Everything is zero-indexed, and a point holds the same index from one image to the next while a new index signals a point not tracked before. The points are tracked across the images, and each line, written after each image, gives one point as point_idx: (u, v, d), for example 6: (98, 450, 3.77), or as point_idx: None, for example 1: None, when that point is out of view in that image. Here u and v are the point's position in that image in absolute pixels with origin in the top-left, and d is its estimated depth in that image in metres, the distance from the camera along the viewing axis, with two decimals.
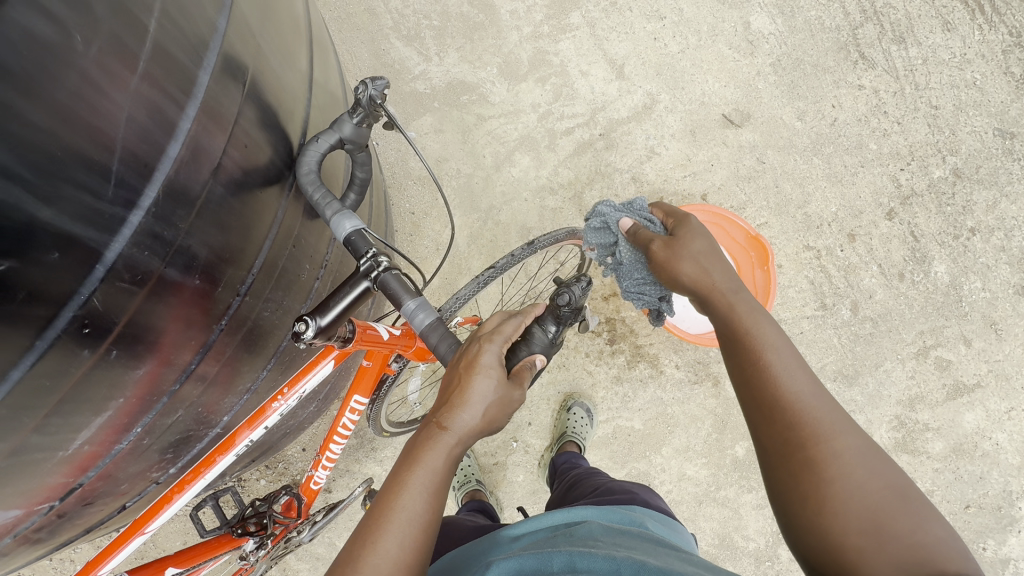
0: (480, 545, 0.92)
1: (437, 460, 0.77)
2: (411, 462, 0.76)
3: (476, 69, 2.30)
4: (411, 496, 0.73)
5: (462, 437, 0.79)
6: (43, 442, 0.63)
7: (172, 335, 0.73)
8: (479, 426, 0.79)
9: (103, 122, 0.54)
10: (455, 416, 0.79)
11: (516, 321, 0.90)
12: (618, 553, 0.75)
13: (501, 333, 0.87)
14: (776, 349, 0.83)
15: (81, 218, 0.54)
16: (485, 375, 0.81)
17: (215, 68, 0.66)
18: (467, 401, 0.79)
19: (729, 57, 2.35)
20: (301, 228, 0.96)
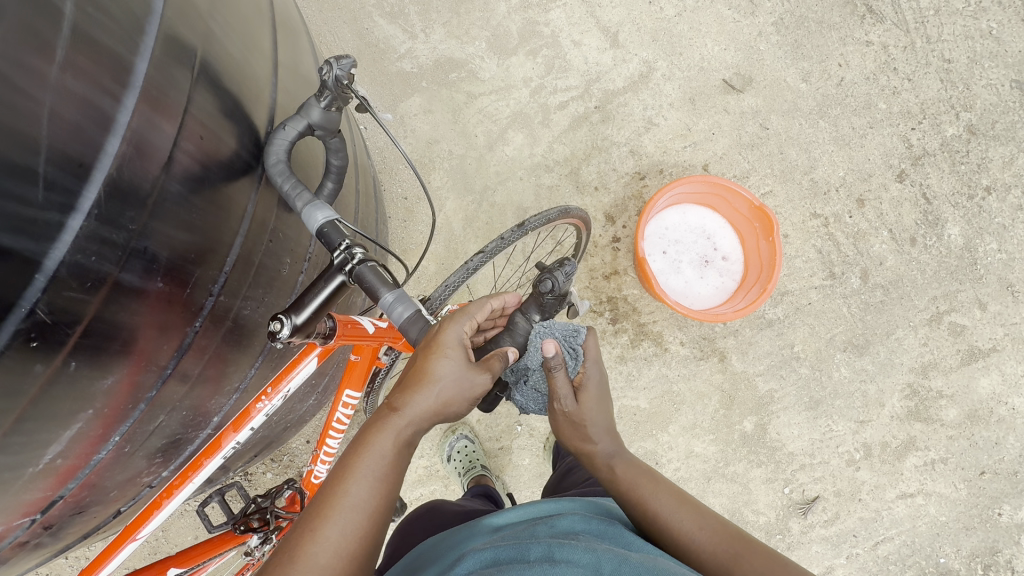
0: (453, 538, 0.86)
1: (388, 444, 0.76)
2: (361, 446, 0.75)
3: (464, 44, 2.22)
4: (358, 482, 0.72)
5: (413, 420, 0.78)
6: (10, 460, 0.61)
7: (144, 343, 0.70)
8: (433, 409, 0.78)
9: (23, 120, 0.50)
10: (409, 399, 0.78)
11: (486, 302, 0.88)
12: (597, 546, 0.71)
13: (467, 312, 0.84)
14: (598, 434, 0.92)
15: (9, 227, 0.50)
16: (446, 356, 0.79)
17: (156, 56, 0.62)
18: (420, 383, 0.78)
19: (728, 18, 2.24)
20: (277, 221, 0.91)
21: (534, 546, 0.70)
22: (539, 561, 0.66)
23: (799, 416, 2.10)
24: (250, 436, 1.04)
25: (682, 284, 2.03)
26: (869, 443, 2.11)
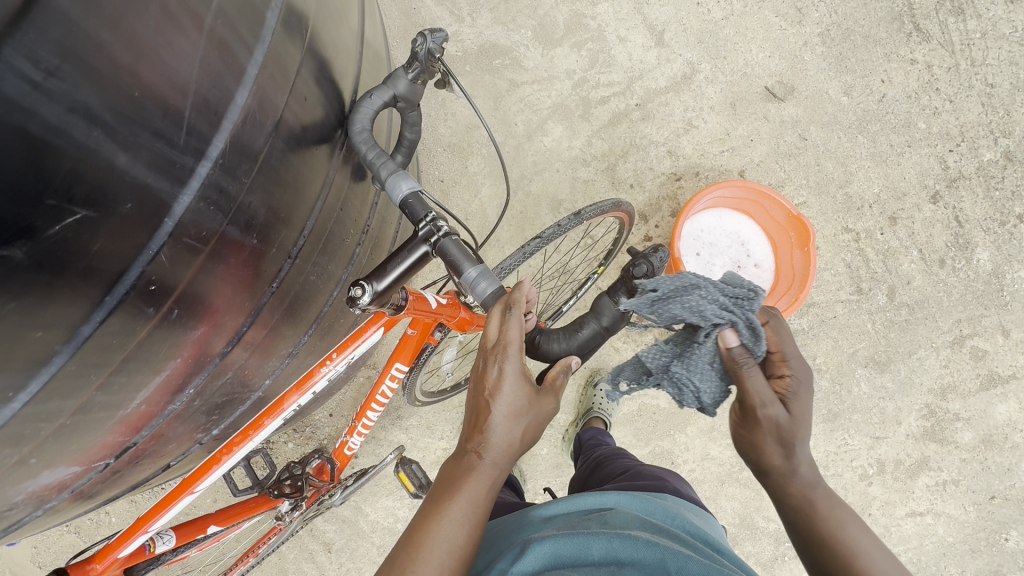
0: (508, 524, 0.87)
1: (475, 486, 0.75)
2: (447, 491, 0.74)
3: (510, 32, 2.21)
4: (448, 525, 0.71)
5: (498, 459, 0.77)
6: (105, 400, 0.63)
7: (229, 297, 0.70)
8: (512, 447, 0.79)
9: (178, 62, 0.51)
10: (490, 441, 0.77)
11: (516, 319, 0.80)
12: (657, 539, 0.72)
13: (515, 341, 0.80)
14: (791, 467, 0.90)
15: (153, 168, 0.51)
16: (511, 392, 0.78)
17: (281, 14, 0.62)
18: (498, 424, 0.78)
19: (775, 25, 2.23)
20: (349, 190, 0.92)
21: (597, 540, 0.70)
22: (604, 562, 0.67)
23: (815, 427, 2.12)
24: (304, 401, 1.05)
25: None
26: (883, 460, 2.13)
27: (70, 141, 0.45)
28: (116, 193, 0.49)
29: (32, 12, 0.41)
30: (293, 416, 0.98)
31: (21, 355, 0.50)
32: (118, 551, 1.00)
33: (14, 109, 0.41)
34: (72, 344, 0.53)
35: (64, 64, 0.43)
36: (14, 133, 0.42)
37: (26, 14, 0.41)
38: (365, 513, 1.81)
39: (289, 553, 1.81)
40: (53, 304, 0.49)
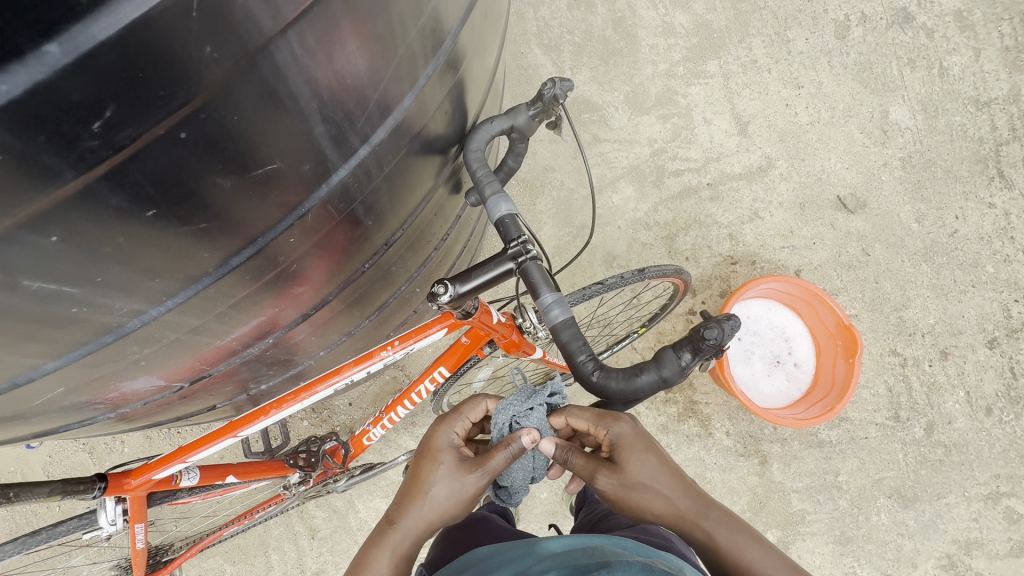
0: (510, 554, 0.85)
1: (398, 537, 0.92)
2: (378, 538, 0.93)
3: (604, 92, 2.32)
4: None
5: (420, 523, 0.92)
6: (214, 326, 0.66)
7: (333, 261, 0.77)
8: (436, 509, 0.93)
9: (387, 59, 0.53)
10: (408, 512, 0.93)
11: (473, 405, 1.02)
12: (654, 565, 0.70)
13: (456, 417, 1.01)
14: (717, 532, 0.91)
15: (335, 143, 0.54)
16: (440, 460, 0.96)
17: (463, 35, 0.69)
18: (430, 493, 0.93)
19: (858, 140, 2.29)
20: (445, 199, 1.01)
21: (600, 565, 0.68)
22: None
23: (824, 546, 2.02)
24: (358, 377, 1.11)
25: (749, 373, 2.03)
26: None
27: (306, 108, 0.47)
28: (317, 156, 0.53)
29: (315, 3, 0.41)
30: (347, 386, 1.03)
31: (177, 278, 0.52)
32: (154, 472, 1.04)
33: (265, 80, 0.42)
34: (217, 274, 0.55)
35: (326, 39, 0.45)
36: (255, 100, 0.43)
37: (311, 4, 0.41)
38: (356, 508, 1.82)
39: (275, 528, 1.82)
40: (216, 242, 0.51)
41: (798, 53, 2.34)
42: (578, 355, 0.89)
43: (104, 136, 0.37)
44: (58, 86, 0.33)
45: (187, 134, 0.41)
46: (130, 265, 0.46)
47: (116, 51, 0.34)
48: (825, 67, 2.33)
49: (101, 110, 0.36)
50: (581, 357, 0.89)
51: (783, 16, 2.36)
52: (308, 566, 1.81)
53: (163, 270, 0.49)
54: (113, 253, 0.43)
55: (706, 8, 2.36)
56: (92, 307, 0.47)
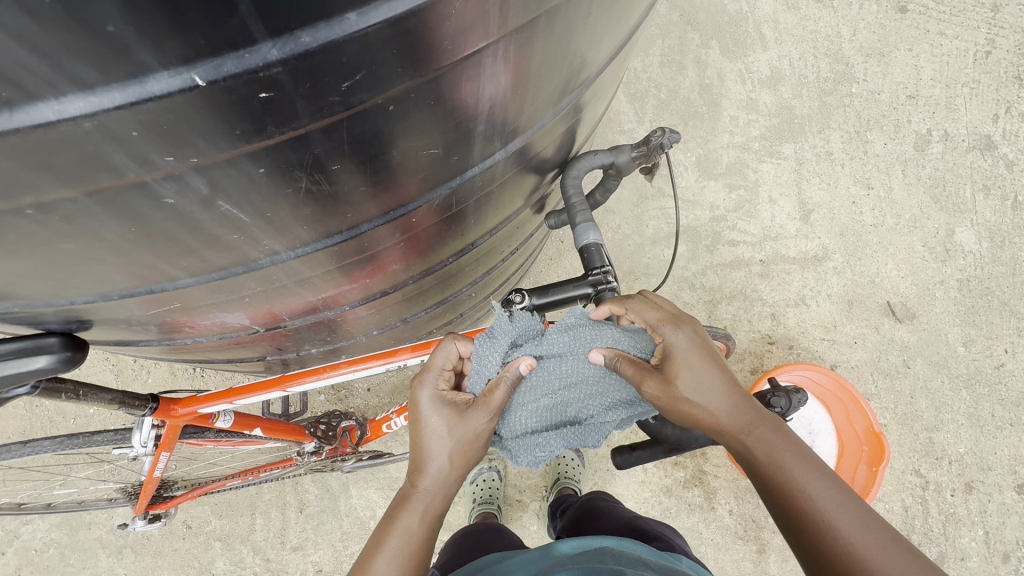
0: (519, 559, 0.83)
1: (410, 516, 0.77)
2: (388, 521, 0.77)
3: (677, 150, 2.34)
4: (385, 560, 0.74)
5: (434, 483, 0.77)
6: (316, 280, 0.69)
7: (430, 246, 0.79)
8: (447, 474, 0.77)
9: (551, 78, 0.57)
10: (419, 478, 0.77)
11: (447, 351, 0.80)
12: None
13: (431, 369, 0.79)
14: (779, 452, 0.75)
15: (485, 142, 0.58)
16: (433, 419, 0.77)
17: (600, 76, 0.75)
18: (438, 453, 0.76)
19: (918, 252, 2.27)
20: (529, 215, 1.06)
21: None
22: None
23: None
24: (407, 364, 1.19)
25: None
26: None
27: (481, 108, 0.50)
28: (465, 151, 0.56)
29: (539, 17, 0.45)
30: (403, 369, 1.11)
31: (311, 232, 0.54)
32: (199, 406, 1.09)
33: (474, 74, 0.45)
34: (347, 234, 0.58)
35: (522, 55, 0.48)
36: (460, 89, 0.45)
37: (536, 19, 0.44)
38: (348, 493, 1.80)
39: (267, 493, 1.79)
40: (356, 207, 0.54)
41: (874, 156, 2.36)
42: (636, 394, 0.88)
43: (345, 97, 0.37)
44: (341, 48, 0.33)
45: (393, 107, 0.42)
46: (294, 208, 0.48)
47: (395, 31, 0.34)
48: (898, 175, 2.34)
49: (355, 74, 0.36)
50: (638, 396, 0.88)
51: (865, 117, 2.39)
52: (289, 540, 1.77)
53: (312, 220, 0.52)
54: (290, 195, 0.45)
55: (792, 93, 2.40)
56: (247, 237, 0.50)
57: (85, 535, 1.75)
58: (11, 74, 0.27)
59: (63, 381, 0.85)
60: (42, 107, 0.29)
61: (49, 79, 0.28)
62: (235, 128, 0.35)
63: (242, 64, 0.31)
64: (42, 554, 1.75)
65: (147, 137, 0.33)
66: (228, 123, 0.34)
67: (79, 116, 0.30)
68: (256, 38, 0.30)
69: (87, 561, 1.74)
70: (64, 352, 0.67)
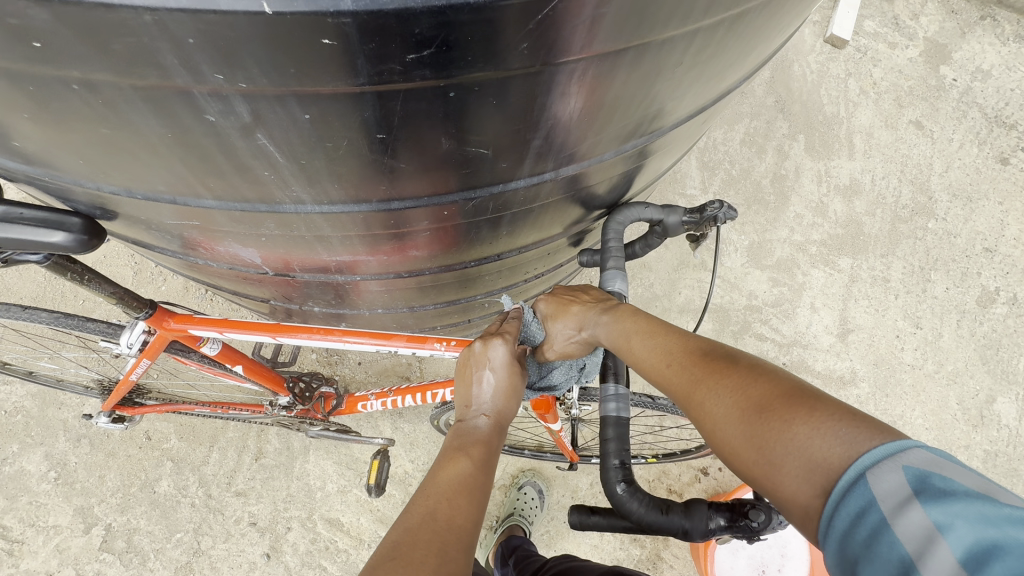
0: None
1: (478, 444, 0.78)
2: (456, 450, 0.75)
3: (733, 229, 2.28)
4: (451, 488, 0.67)
5: (498, 423, 0.83)
6: (333, 241, 0.68)
7: (455, 244, 0.78)
8: (507, 416, 0.85)
9: (623, 117, 0.56)
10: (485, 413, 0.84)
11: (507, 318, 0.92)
12: None
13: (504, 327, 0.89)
14: (633, 339, 0.78)
15: (538, 158, 0.56)
16: (500, 367, 0.85)
17: (676, 130, 0.73)
18: (503, 396, 0.85)
19: (950, 409, 2.14)
20: (563, 246, 1.04)
21: None
22: None
23: None
24: (398, 352, 1.18)
25: (728, 563, 1.74)
26: None
27: (544, 124, 0.49)
28: (516, 161, 0.55)
29: (628, 51, 0.43)
30: (392, 354, 1.09)
31: (340, 193, 0.53)
32: (191, 326, 1.10)
33: (544, 88, 0.44)
34: (376, 207, 0.57)
35: (599, 84, 0.47)
36: (525, 97, 0.44)
37: (625, 51, 0.43)
38: (306, 458, 1.78)
39: (230, 431, 1.79)
40: (390, 183, 0.53)
41: (932, 297, 2.25)
42: (611, 458, 0.79)
43: (406, 69, 0.36)
44: (416, 18, 0.32)
45: (453, 95, 0.41)
46: (330, 164, 0.47)
47: (475, 18, 0.34)
48: (951, 323, 2.22)
49: (423, 50, 0.35)
50: (613, 461, 0.79)
51: (934, 255, 2.29)
52: (235, 483, 1.76)
53: (346, 181, 0.51)
54: (329, 149, 0.44)
55: (866, 209, 2.33)
56: (277, 178, 0.49)
57: (53, 413, 1.79)
58: None
59: (73, 261, 0.86)
60: None
61: None
62: (291, 66, 0.34)
63: (313, 4, 0.30)
64: (8, 417, 1.78)
65: (202, 48, 0.32)
66: (283, 59, 0.33)
67: (141, 7, 0.30)
68: None
69: (45, 439, 1.77)
70: (81, 236, 0.68)
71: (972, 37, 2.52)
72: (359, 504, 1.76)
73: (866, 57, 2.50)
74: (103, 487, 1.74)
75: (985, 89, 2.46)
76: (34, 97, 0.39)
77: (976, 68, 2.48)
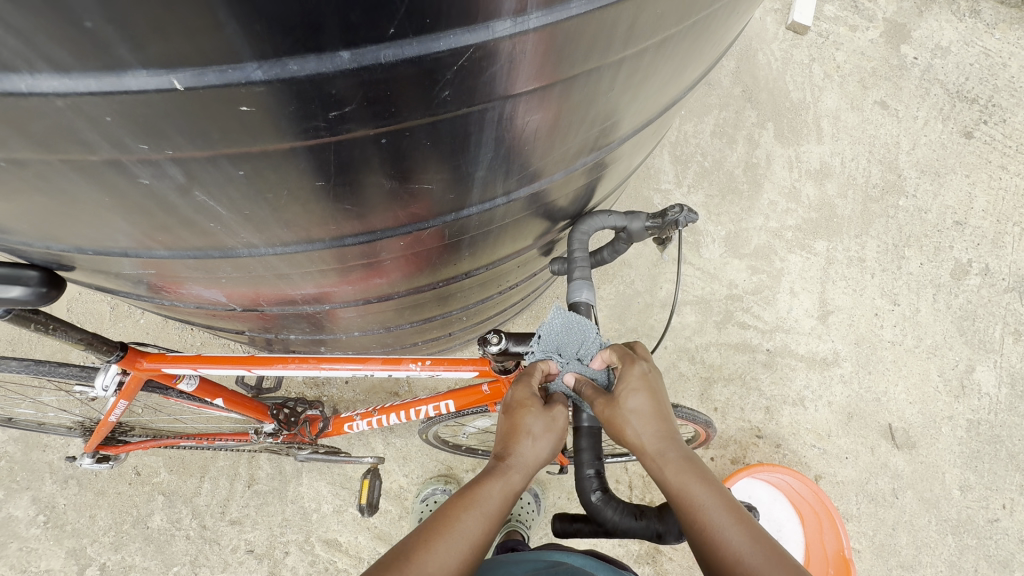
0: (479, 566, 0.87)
1: (497, 489, 0.67)
2: (471, 486, 0.67)
3: (709, 220, 2.30)
4: (450, 547, 0.60)
5: (523, 471, 0.70)
6: (294, 277, 0.68)
7: (418, 268, 0.78)
8: (540, 463, 0.72)
9: (565, 141, 0.57)
10: (517, 446, 0.72)
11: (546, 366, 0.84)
12: None
13: (531, 374, 0.81)
14: (699, 496, 0.63)
15: (484, 186, 0.57)
16: (532, 410, 0.74)
17: (628, 142, 0.73)
18: (534, 436, 0.73)
19: (932, 381, 2.18)
20: (532, 258, 1.05)
21: None
22: None
23: None
24: (377, 374, 1.18)
25: None
26: None
27: (483, 156, 0.50)
28: (464, 191, 0.56)
29: (556, 85, 0.44)
30: (370, 377, 1.09)
31: (289, 236, 0.54)
32: (165, 364, 1.10)
33: (476, 126, 0.45)
34: (329, 245, 0.58)
35: (534, 115, 0.47)
36: (458, 135, 0.45)
37: (552, 86, 0.44)
38: (299, 481, 1.78)
39: (221, 460, 1.79)
40: (337, 223, 0.53)
41: (907, 273, 2.29)
42: (586, 467, 0.81)
43: (331, 124, 0.37)
44: (330, 81, 0.33)
45: (386, 141, 0.41)
46: (275, 211, 0.48)
47: (391, 74, 0.34)
48: (927, 298, 2.27)
49: (345, 106, 0.36)
50: (589, 470, 0.81)
51: (906, 232, 2.34)
52: (229, 512, 1.75)
53: (294, 224, 0.52)
54: (270, 200, 0.45)
55: (837, 191, 2.37)
56: (223, 227, 0.50)
57: (38, 456, 1.76)
58: None
59: (36, 312, 0.85)
60: (14, 77, 0.29)
61: (25, 56, 0.28)
62: (214, 132, 0.35)
63: (224, 77, 0.31)
64: None
65: (121, 123, 0.33)
66: (204, 127, 0.34)
67: (51, 93, 0.30)
68: (242, 58, 0.30)
69: (31, 483, 1.75)
70: (39, 288, 0.67)
71: (930, 16, 2.57)
72: (356, 523, 1.76)
73: (828, 41, 2.54)
74: (94, 526, 1.72)
75: (946, 66, 2.51)
76: None
77: (935, 45, 2.53)
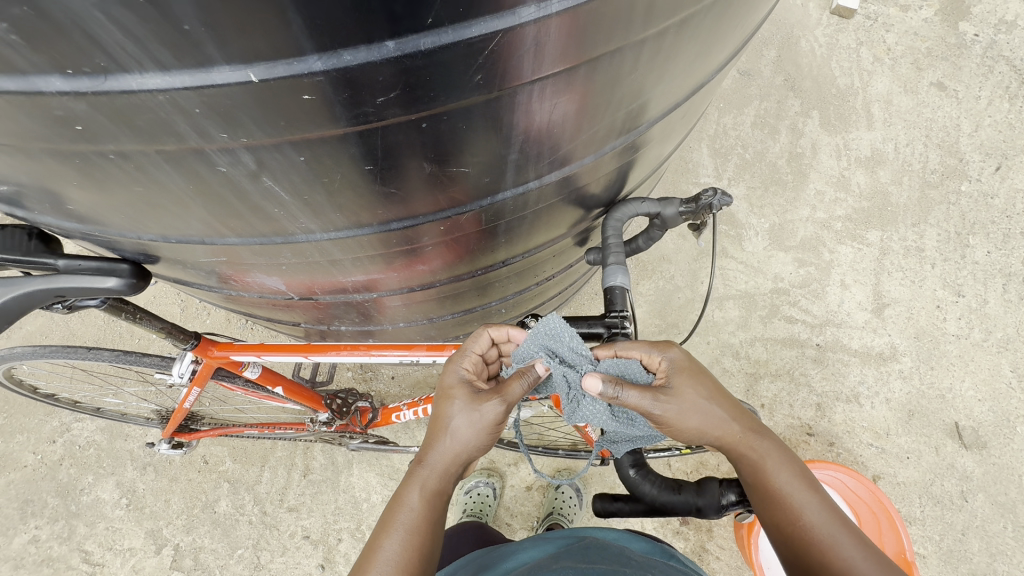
0: (513, 546, 0.90)
1: (416, 495, 0.74)
2: (394, 504, 0.75)
3: (752, 213, 2.25)
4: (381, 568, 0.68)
5: (443, 467, 0.76)
6: (347, 263, 0.75)
7: (459, 254, 0.82)
8: (461, 454, 0.76)
9: (592, 123, 0.60)
10: (431, 447, 0.77)
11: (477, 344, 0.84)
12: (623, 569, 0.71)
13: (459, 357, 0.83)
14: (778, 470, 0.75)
15: (517, 169, 0.61)
16: (451, 399, 0.78)
17: (656, 126, 0.76)
18: (449, 429, 0.76)
19: (1004, 377, 2.04)
20: (567, 248, 1.08)
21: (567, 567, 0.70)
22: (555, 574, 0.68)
23: None
24: (422, 361, 1.23)
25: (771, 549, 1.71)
26: None
27: (514, 139, 0.54)
28: (498, 174, 0.60)
29: (581, 66, 0.47)
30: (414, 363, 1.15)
31: (342, 221, 0.60)
32: (232, 353, 1.20)
33: (507, 108, 0.49)
34: (376, 230, 0.63)
35: (560, 98, 0.51)
36: (491, 118, 0.49)
37: (576, 67, 0.47)
38: (350, 471, 1.87)
39: (279, 450, 1.90)
40: (384, 207, 0.58)
41: (972, 262, 2.16)
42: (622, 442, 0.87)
43: (379, 109, 0.42)
44: (377, 68, 0.38)
45: (426, 125, 0.46)
46: (329, 196, 0.54)
47: (429, 60, 0.39)
48: (997, 288, 2.12)
49: (390, 92, 0.40)
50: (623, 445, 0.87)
51: (970, 219, 2.20)
52: (286, 499, 1.86)
53: (346, 209, 0.57)
54: (326, 184, 0.50)
55: (892, 178, 2.26)
56: (286, 212, 0.56)
57: (121, 444, 1.94)
58: (109, 51, 0.34)
59: (127, 302, 0.97)
60: (128, 78, 0.36)
61: (136, 59, 0.35)
62: (281, 120, 0.41)
63: (291, 69, 0.36)
64: (83, 451, 1.95)
65: (207, 115, 0.39)
66: (273, 115, 0.40)
67: (155, 90, 0.37)
68: (305, 51, 0.36)
69: (115, 468, 1.92)
70: (130, 279, 0.77)
71: None
72: None
73: (877, 24, 2.44)
74: (169, 510, 1.87)
75: (1012, 41, 2.36)
76: (81, 169, 0.47)
77: (999, 20, 2.38)
